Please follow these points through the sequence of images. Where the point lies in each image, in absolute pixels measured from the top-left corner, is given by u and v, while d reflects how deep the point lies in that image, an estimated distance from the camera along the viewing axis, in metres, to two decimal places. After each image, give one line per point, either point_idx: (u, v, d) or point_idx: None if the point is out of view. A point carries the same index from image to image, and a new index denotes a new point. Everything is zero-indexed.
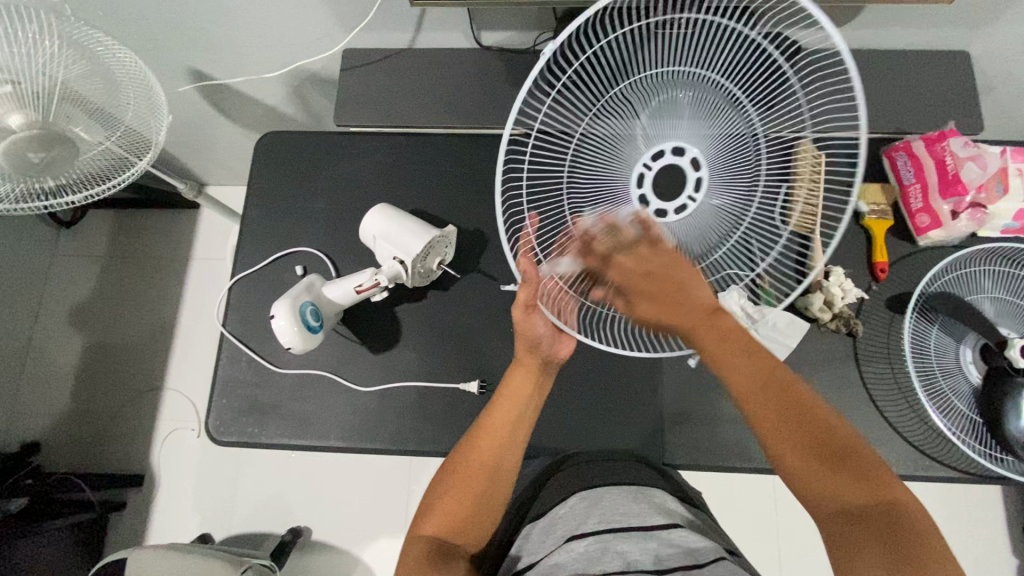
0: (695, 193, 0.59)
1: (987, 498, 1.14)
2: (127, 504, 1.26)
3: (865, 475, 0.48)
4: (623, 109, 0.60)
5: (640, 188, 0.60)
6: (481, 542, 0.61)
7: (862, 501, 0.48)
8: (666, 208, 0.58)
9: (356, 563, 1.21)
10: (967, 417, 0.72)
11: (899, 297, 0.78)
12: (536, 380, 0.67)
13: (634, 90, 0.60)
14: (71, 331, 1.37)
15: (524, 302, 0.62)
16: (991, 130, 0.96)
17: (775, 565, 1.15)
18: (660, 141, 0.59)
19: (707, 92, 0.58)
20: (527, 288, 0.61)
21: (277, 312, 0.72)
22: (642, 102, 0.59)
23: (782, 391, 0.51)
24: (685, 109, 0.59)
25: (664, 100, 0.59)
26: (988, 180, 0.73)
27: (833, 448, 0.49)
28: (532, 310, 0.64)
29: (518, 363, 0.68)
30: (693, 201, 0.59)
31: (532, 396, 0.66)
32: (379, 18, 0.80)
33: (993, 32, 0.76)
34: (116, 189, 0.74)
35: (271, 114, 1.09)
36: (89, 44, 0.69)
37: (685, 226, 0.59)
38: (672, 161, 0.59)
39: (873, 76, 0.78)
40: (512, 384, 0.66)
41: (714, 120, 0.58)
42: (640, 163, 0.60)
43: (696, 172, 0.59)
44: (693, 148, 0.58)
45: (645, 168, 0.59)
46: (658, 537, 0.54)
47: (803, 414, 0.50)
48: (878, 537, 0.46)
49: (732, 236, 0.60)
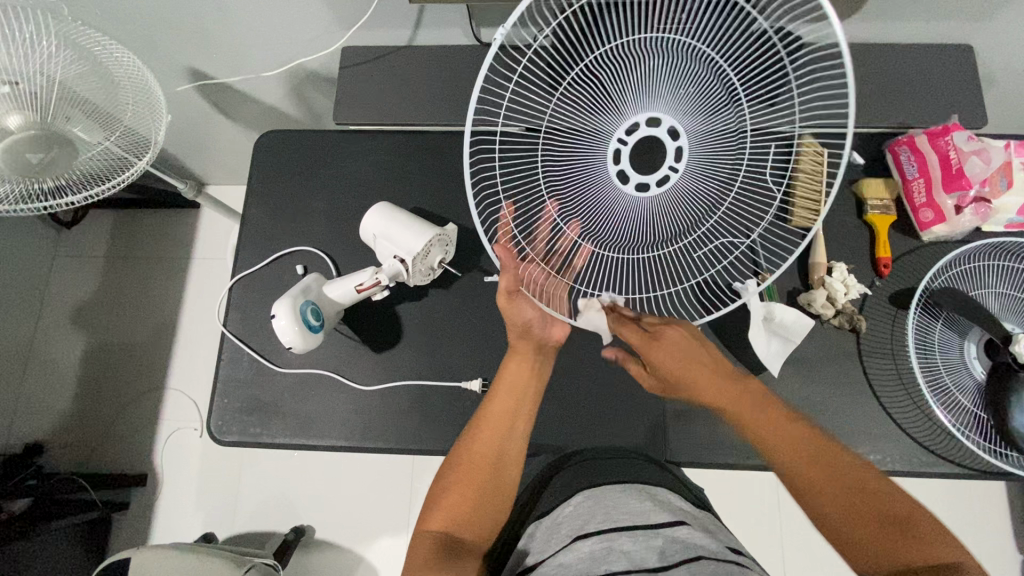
0: (676, 164, 0.58)
1: (989, 494, 1.14)
2: (130, 503, 1.26)
3: (919, 537, 0.49)
4: (592, 83, 0.58)
5: (618, 165, 0.59)
6: (487, 537, 0.60)
7: (914, 561, 0.49)
8: (647, 181, 0.58)
9: (358, 562, 1.21)
10: (972, 412, 0.72)
11: (902, 292, 0.77)
12: (533, 364, 0.68)
13: (607, 60, 0.57)
14: (72, 331, 1.36)
15: (507, 291, 0.64)
16: (995, 123, 0.95)
17: (779, 564, 1.14)
18: (635, 114, 0.58)
19: (683, 64, 0.56)
20: (506, 277, 0.63)
21: (278, 311, 0.72)
22: (613, 77, 0.57)
23: (823, 458, 0.55)
24: (664, 81, 0.57)
25: (633, 70, 0.57)
26: (992, 174, 0.72)
27: (892, 514, 0.51)
28: (515, 297, 0.64)
29: (514, 350, 0.68)
30: (674, 172, 0.58)
31: (530, 380, 0.67)
32: (376, 14, 0.79)
33: (998, 24, 0.75)
34: (116, 189, 0.71)
35: (270, 112, 1.09)
36: (85, 43, 0.69)
37: (666, 199, 0.59)
38: (648, 134, 0.58)
39: (878, 69, 0.77)
40: (509, 374, 0.67)
41: (694, 92, 0.57)
42: (616, 137, 0.59)
43: (675, 143, 0.58)
44: (669, 119, 0.57)
45: (622, 143, 0.59)
46: (662, 535, 0.53)
47: (843, 479, 0.53)
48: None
49: (714, 211, 0.62)
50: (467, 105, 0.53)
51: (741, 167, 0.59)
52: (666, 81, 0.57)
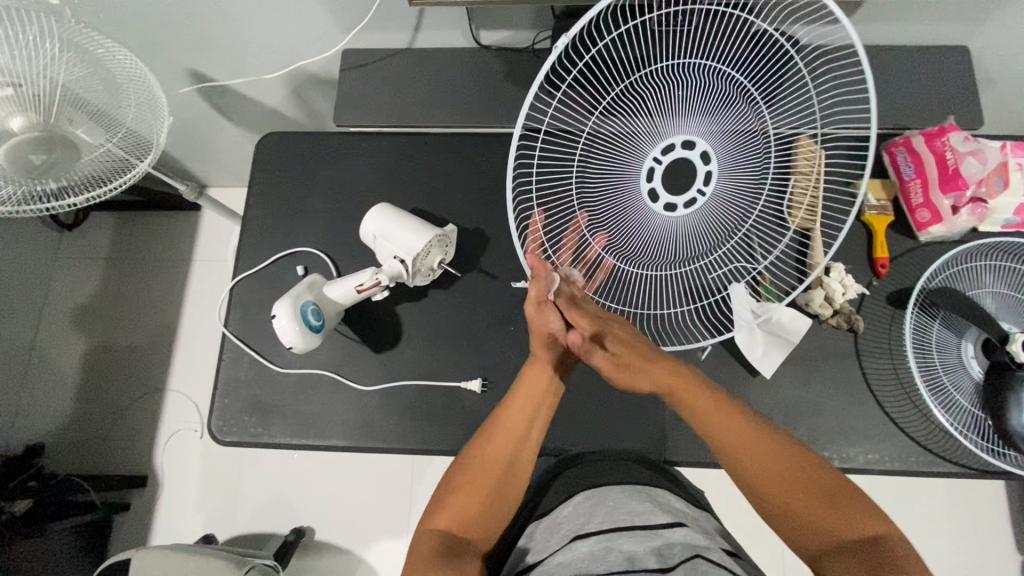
0: (704, 187, 0.60)
1: (988, 495, 1.14)
2: (130, 505, 1.26)
3: (849, 511, 0.52)
4: (635, 104, 0.61)
5: (650, 182, 0.61)
6: (490, 540, 0.60)
7: (841, 531, 0.51)
8: (675, 203, 0.60)
9: (358, 563, 1.21)
10: (970, 412, 0.73)
11: (900, 292, 0.78)
12: (553, 376, 0.67)
13: (646, 82, 0.60)
14: (73, 333, 1.37)
15: (536, 299, 0.62)
16: (991, 124, 0.96)
17: (778, 564, 1.14)
18: (670, 135, 0.60)
19: (719, 90, 0.59)
20: (537, 285, 0.61)
21: (279, 311, 0.73)
22: (652, 96, 0.60)
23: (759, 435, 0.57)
24: (698, 103, 0.59)
25: (672, 92, 0.59)
26: (988, 174, 0.73)
27: (821, 488, 0.54)
28: (545, 306, 0.62)
29: (534, 358, 0.67)
30: (701, 195, 0.60)
31: (548, 391, 0.66)
32: (377, 17, 0.80)
33: (994, 26, 0.76)
34: (115, 191, 0.74)
35: (270, 114, 1.10)
36: (89, 46, 0.70)
37: (697, 218, 0.61)
38: (682, 155, 0.60)
39: (875, 71, 0.77)
40: (528, 380, 0.66)
41: (722, 113, 0.59)
42: (650, 156, 0.60)
43: (705, 167, 0.60)
44: (703, 142, 0.59)
45: (656, 161, 0.60)
46: (662, 535, 0.54)
47: (777, 455, 0.56)
48: (863, 560, 0.49)
49: (739, 229, 0.64)
50: (519, 108, 0.53)
51: (765, 190, 0.61)
52: (701, 106, 0.59)
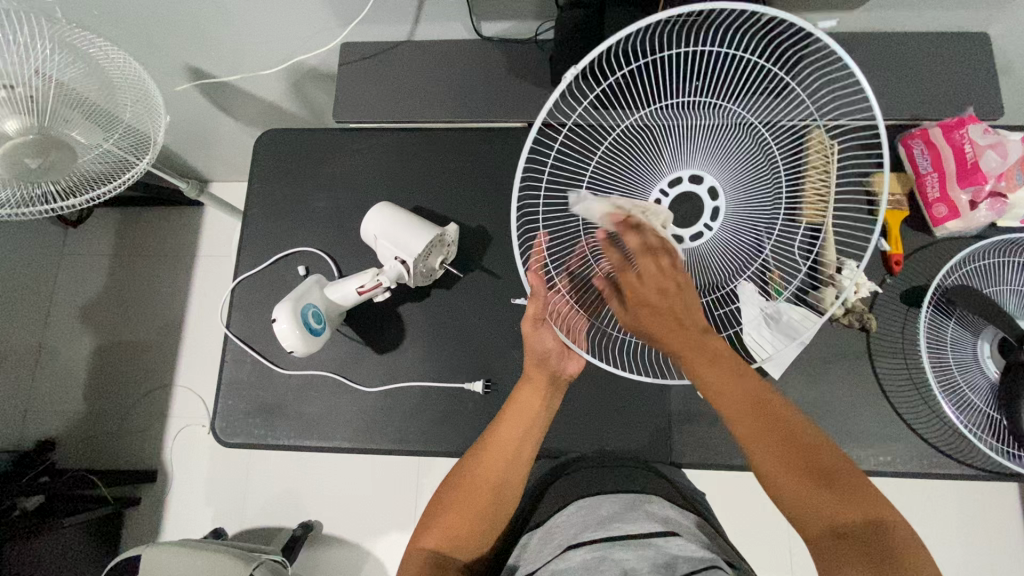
0: (711, 222, 0.62)
1: (1001, 493, 1.12)
2: (141, 499, 1.28)
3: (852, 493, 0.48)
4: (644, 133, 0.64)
5: None
6: (476, 556, 0.60)
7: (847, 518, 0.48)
8: (682, 234, 0.62)
9: (365, 557, 1.21)
10: (984, 413, 0.71)
11: (915, 290, 0.75)
12: (545, 395, 0.65)
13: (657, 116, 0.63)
14: (82, 329, 1.38)
15: (532, 317, 0.63)
16: (1012, 112, 0.92)
17: (786, 561, 1.14)
18: (678, 170, 0.62)
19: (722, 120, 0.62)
20: (534, 303, 0.62)
21: (279, 315, 0.71)
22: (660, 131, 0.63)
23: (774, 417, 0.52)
24: (703, 141, 0.63)
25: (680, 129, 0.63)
26: (1007, 169, 0.70)
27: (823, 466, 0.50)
28: (541, 325, 0.64)
29: (527, 378, 0.66)
30: (708, 229, 0.62)
31: (540, 410, 0.65)
32: (373, 10, 0.78)
33: (1015, 12, 0.72)
34: (120, 189, 0.71)
35: (270, 109, 1.08)
36: (80, 45, 0.68)
37: (703, 251, 0.63)
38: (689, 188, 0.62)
39: (887, 62, 0.74)
40: (520, 401, 0.65)
41: (729, 150, 0.63)
42: (658, 189, 0.63)
43: (713, 202, 0.62)
44: (710, 178, 0.62)
45: (663, 194, 0.63)
46: (654, 546, 0.53)
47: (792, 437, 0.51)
48: (863, 551, 0.46)
49: (752, 260, 0.64)
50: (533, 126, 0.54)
51: (777, 220, 0.62)
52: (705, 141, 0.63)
